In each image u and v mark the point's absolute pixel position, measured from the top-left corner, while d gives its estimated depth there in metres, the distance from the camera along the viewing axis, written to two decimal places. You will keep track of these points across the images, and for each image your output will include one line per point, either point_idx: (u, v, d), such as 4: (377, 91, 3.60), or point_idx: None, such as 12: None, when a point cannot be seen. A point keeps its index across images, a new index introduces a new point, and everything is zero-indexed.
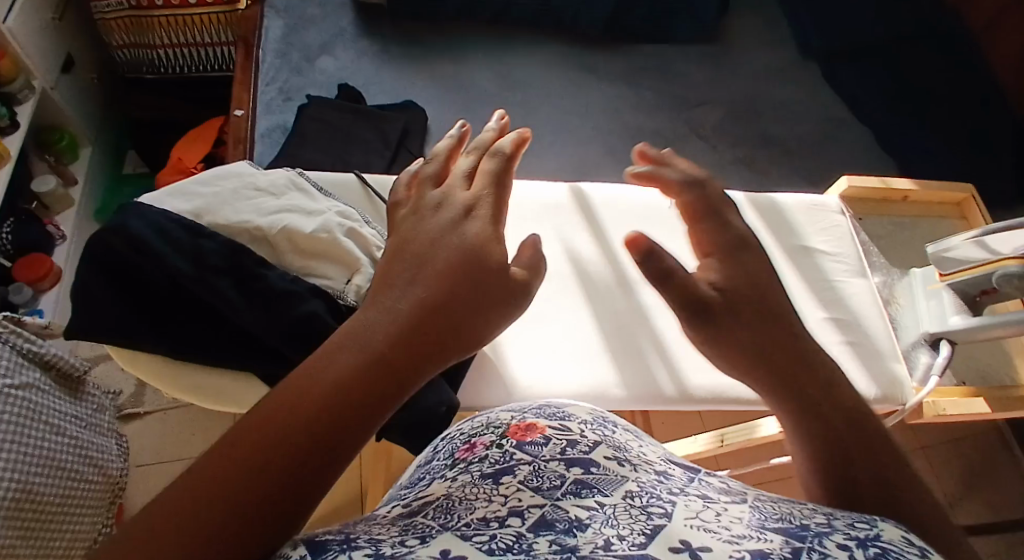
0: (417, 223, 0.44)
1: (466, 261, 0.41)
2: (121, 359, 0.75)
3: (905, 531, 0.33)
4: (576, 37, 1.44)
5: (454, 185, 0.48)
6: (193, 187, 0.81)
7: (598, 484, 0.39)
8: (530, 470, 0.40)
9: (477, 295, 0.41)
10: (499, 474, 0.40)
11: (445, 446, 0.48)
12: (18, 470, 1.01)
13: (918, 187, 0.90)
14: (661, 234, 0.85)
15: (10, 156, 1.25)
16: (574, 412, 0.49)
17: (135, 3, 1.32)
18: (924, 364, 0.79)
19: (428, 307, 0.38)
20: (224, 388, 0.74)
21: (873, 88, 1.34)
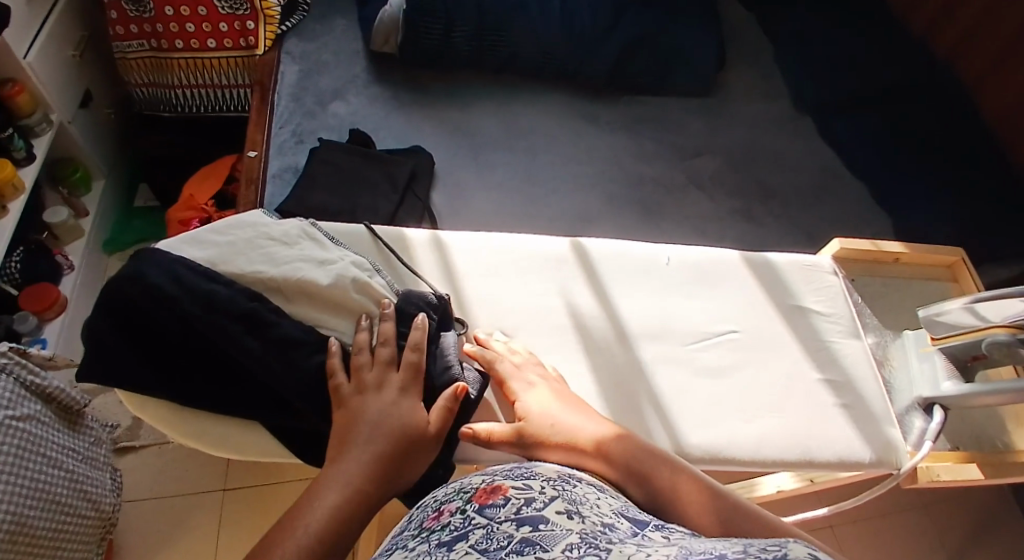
0: (364, 399, 0.71)
1: (404, 426, 0.69)
2: (131, 404, 0.77)
3: (809, 548, 0.41)
4: (580, 87, 1.48)
5: (390, 370, 0.74)
6: (206, 234, 0.82)
7: (541, 540, 0.48)
8: (482, 532, 0.50)
9: (408, 452, 0.68)
10: (455, 539, 0.50)
11: (418, 513, 0.58)
12: (13, 503, 1.01)
13: (909, 249, 0.92)
14: (659, 287, 0.86)
15: (24, 188, 1.28)
16: (537, 473, 0.60)
17: (156, 45, 1.37)
18: (918, 428, 0.80)
19: (382, 458, 0.66)
20: (230, 435, 0.77)
21: (870, 146, 1.37)
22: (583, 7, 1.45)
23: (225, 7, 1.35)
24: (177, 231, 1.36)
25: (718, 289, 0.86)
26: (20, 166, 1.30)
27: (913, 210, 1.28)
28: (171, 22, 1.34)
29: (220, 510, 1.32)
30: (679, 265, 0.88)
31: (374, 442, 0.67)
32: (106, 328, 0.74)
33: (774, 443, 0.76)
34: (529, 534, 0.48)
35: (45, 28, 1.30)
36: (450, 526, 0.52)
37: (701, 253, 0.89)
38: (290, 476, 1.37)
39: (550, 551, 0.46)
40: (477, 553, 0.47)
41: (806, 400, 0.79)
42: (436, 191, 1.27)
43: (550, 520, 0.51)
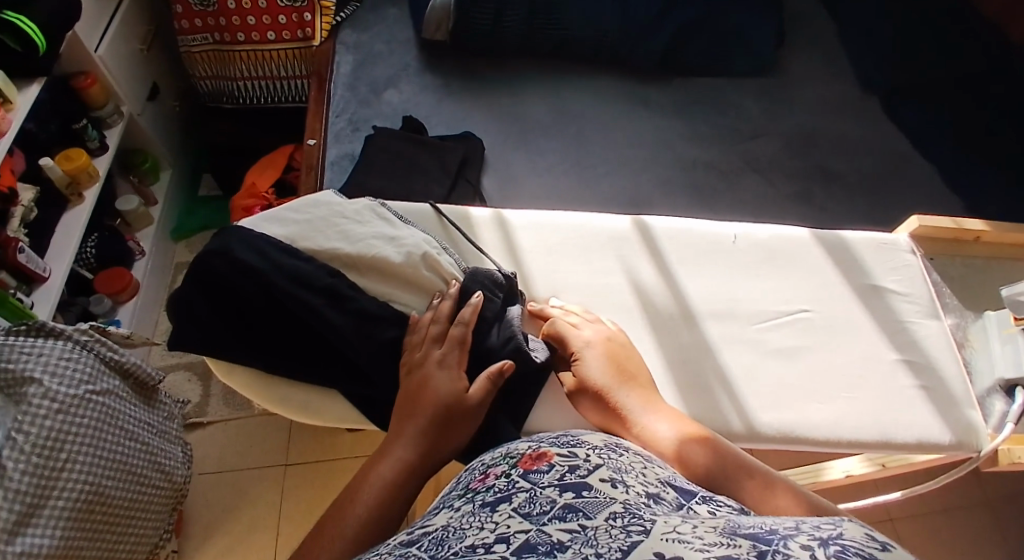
0: (413, 377, 0.73)
1: (444, 396, 0.70)
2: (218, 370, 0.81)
3: (865, 530, 0.40)
4: (632, 70, 1.47)
5: (436, 344, 0.75)
6: (284, 212, 0.85)
7: (584, 507, 0.48)
8: (526, 496, 0.50)
9: (447, 422, 0.69)
10: (499, 501, 0.50)
11: (462, 478, 0.59)
12: (91, 473, 1.06)
13: (991, 228, 0.85)
14: (725, 267, 0.84)
15: (97, 176, 1.34)
16: (584, 442, 0.61)
17: (219, 38, 1.41)
18: (999, 411, 0.77)
19: (423, 434, 0.68)
20: (307, 401, 0.79)
21: (934, 127, 1.32)
22: None
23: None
24: (242, 217, 1.39)
25: (786, 268, 0.84)
26: (94, 155, 1.35)
27: (980, 191, 1.24)
28: (233, 16, 1.38)
29: (282, 484, 1.36)
30: (746, 244, 0.86)
31: (414, 423, 0.69)
32: (194, 296, 0.79)
33: (846, 425, 0.73)
34: (572, 501, 0.49)
35: (114, 23, 1.36)
36: (495, 489, 0.53)
37: (768, 232, 0.86)
38: (347, 453, 1.40)
39: (593, 519, 0.46)
40: (520, 516, 0.47)
41: (884, 383, 0.76)
42: (486, 176, 1.29)
43: (594, 489, 0.50)
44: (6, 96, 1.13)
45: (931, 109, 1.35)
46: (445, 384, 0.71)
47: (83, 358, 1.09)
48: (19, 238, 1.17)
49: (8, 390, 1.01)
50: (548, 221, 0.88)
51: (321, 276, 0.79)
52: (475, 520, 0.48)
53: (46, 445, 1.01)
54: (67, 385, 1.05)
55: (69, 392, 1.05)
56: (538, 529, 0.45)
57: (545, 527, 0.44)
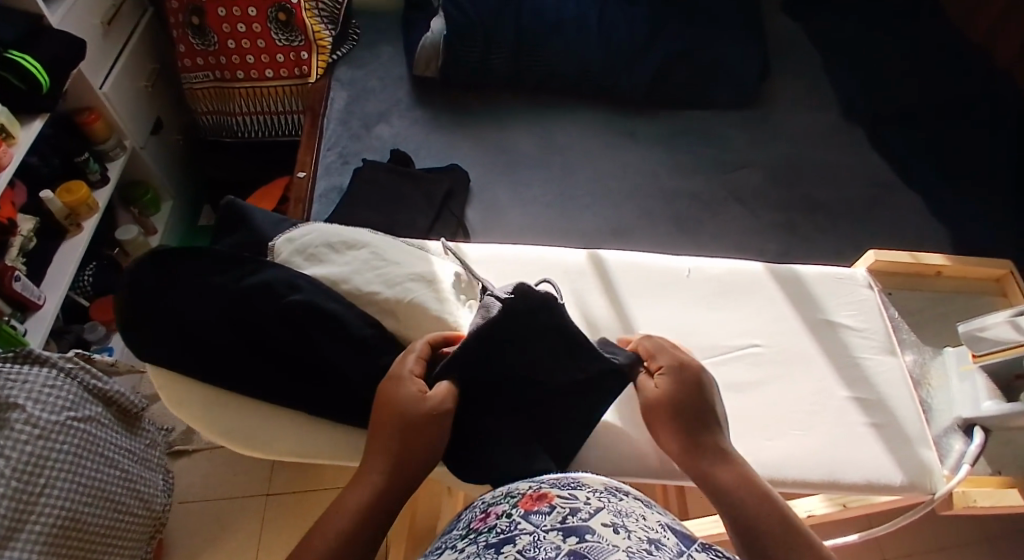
0: (390, 394, 0.71)
1: (415, 416, 0.69)
2: (170, 384, 0.81)
3: None
4: (618, 103, 1.49)
5: (406, 367, 0.74)
6: (325, 252, 0.85)
7: (588, 551, 0.49)
8: (530, 539, 0.51)
9: (416, 435, 0.69)
10: (502, 543, 0.51)
11: (466, 516, 0.60)
12: (70, 498, 1.08)
13: (951, 262, 0.86)
14: (678, 301, 0.84)
15: (97, 208, 1.39)
16: (586, 485, 0.61)
17: (219, 76, 1.47)
18: (957, 451, 0.75)
19: (398, 452, 0.67)
20: (259, 433, 0.81)
21: (920, 156, 1.31)
22: (621, 25, 1.46)
23: (281, 39, 1.43)
24: None
25: (741, 301, 0.83)
26: (95, 187, 1.41)
27: (969, 221, 1.21)
28: (233, 55, 1.44)
29: (264, 512, 1.38)
30: (700, 277, 0.85)
31: (381, 439, 0.68)
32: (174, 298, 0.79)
33: (795, 462, 0.72)
34: (576, 544, 0.49)
35: (118, 62, 1.43)
36: (498, 528, 0.54)
37: (725, 266, 0.86)
38: (330, 481, 1.42)
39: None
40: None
41: (834, 421, 0.75)
42: (472, 207, 1.31)
43: (596, 532, 0.51)
44: (8, 131, 1.19)
45: (918, 138, 1.34)
46: (409, 398, 0.70)
47: (66, 386, 1.12)
48: (16, 266, 1.22)
49: None
50: (505, 255, 0.90)
51: (349, 317, 0.79)
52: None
53: (24, 469, 1.04)
54: (49, 412, 1.08)
55: (50, 418, 1.08)
56: None
57: None
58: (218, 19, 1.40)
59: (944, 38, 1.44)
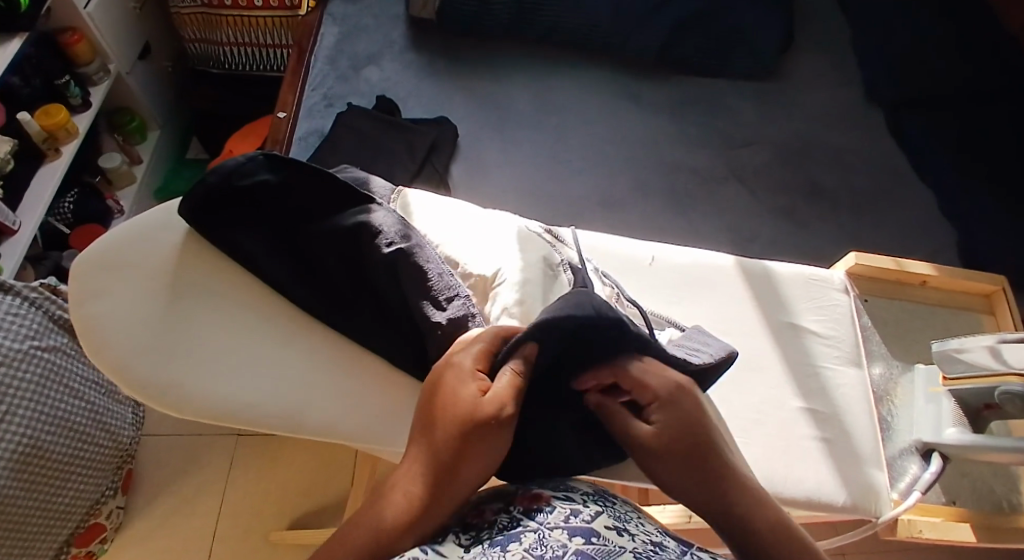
0: (446, 392, 0.54)
1: (465, 417, 0.53)
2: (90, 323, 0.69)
3: None
4: (625, 63, 1.41)
5: (464, 361, 0.57)
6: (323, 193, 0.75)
7: (596, 554, 0.43)
8: (535, 538, 0.44)
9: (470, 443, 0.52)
10: (505, 541, 0.44)
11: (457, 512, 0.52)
12: (30, 426, 1.09)
13: (939, 273, 0.80)
14: (634, 288, 0.78)
15: (78, 132, 1.36)
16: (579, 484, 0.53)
17: (207, 2, 1.38)
18: (911, 475, 0.71)
19: (449, 465, 0.50)
20: (188, 384, 0.67)
21: (938, 148, 1.23)
22: None
23: None
24: None
25: (701, 293, 0.77)
26: (76, 112, 1.37)
27: (980, 223, 1.14)
28: None
29: (234, 451, 1.41)
30: (661, 266, 0.79)
31: (420, 446, 0.53)
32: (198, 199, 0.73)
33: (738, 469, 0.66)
34: (583, 547, 0.43)
35: None
36: (498, 525, 0.47)
37: (690, 256, 0.80)
38: None
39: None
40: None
41: (784, 431, 0.69)
42: (456, 163, 1.25)
43: (601, 537, 0.44)
44: None
45: (938, 126, 1.25)
46: (459, 394, 0.54)
47: (31, 315, 1.12)
48: None
49: None
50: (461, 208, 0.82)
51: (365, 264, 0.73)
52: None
53: None
54: (11, 339, 1.08)
55: (14, 345, 1.08)
56: None
57: None
58: None
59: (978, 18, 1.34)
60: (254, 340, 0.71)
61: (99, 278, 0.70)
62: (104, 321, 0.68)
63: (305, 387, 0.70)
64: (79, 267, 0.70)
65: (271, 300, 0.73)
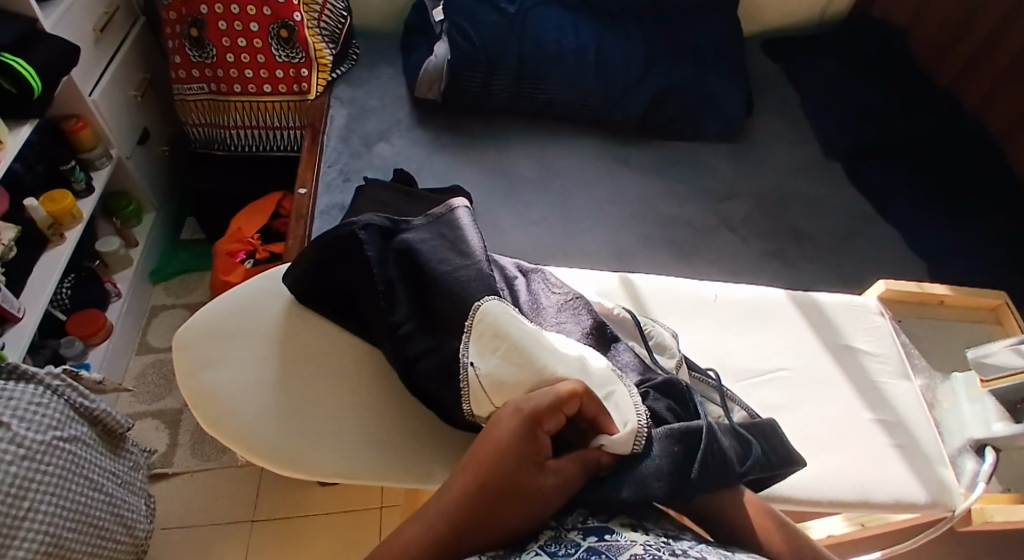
0: (513, 435, 0.62)
1: (528, 478, 0.60)
2: (185, 381, 0.80)
3: None
4: (611, 131, 1.50)
5: (542, 412, 0.64)
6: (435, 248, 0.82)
7: (607, 550, 0.57)
8: (551, 539, 0.59)
9: (520, 498, 0.59)
10: (525, 543, 0.59)
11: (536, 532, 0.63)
12: (53, 523, 1.01)
13: (953, 293, 0.97)
14: (710, 325, 0.90)
15: (83, 217, 1.35)
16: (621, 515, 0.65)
17: (215, 89, 1.44)
18: (971, 470, 0.83)
19: (495, 505, 0.59)
20: (261, 439, 0.76)
21: (901, 192, 1.38)
22: (617, 58, 1.47)
23: (281, 55, 1.41)
24: (224, 262, 1.40)
25: (764, 326, 0.91)
26: (80, 197, 1.36)
27: (949, 254, 1.28)
28: (231, 68, 1.41)
29: (247, 543, 1.28)
30: (723, 301, 0.93)
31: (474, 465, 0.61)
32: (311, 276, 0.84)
33: (832, 477, 0.78)
34: (595, 543, 0.57)
35: (109, 69, 1.39)
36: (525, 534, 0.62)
37: (748, 293, 0.94)
38: (316, 507, 1.34)
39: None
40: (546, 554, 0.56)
41: (860, 438, 0.82)
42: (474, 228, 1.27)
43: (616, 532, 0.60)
44: None
45: (894, 174, 1.41)
46: (524, 447, 0.62)
47: (55, 403, 1.07)
48: None
49: None
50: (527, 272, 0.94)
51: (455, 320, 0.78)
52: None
53: (13, 492, 0.97)
54: (35, 431, 1.02)
55: (37, 437, 1.02)
56: None
57: None
58: (218, 32, 1.38)
59: (910, 86, 1.54)
60: (332, 400, 0.80)
61: (197, 345, 0.82)
62: (198, 381, 0.79)
63: (382, 441, 0.78)
64: (182, 336, 0.83)
65: (351, 367, 0.83)
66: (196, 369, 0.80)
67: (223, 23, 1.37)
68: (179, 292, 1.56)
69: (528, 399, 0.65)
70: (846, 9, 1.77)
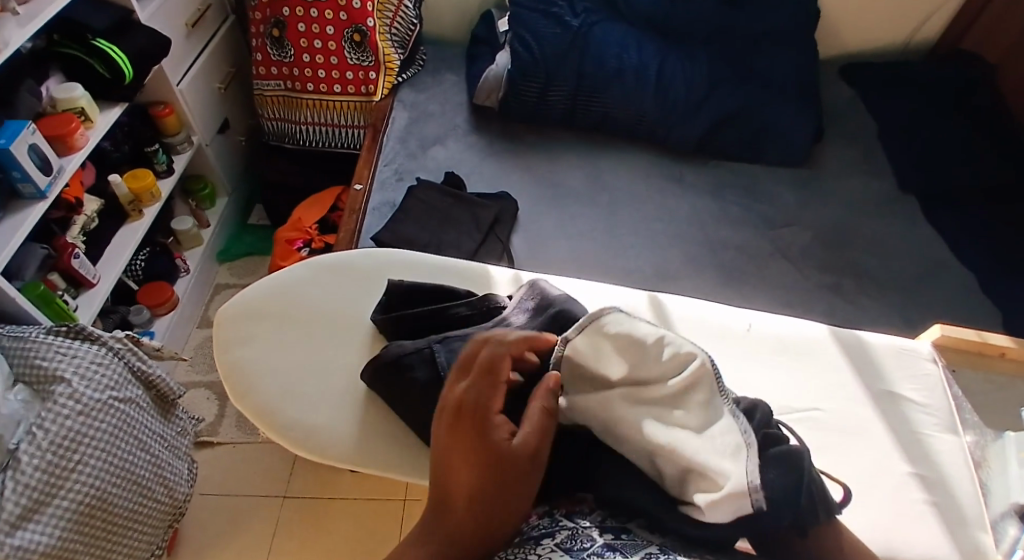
0: (469, 405, 0.64)
1: (496, 437, 0.62)
2: (218, 356, 0.89)
3: None
4: (668, 149, 1.48)
5: (489, 379, 0.66)
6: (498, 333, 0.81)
7: (621, 547, 0.60)
8: (568, 534, 0.61)
9: (505, 453, 0.61)
10: (542, 535, 0.60)
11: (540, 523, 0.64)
12: (100, 476, 1.05)
13: (1016, 345, 0.93)
14: (745, 352, 0.91)
15: (161, 197, 1.45)
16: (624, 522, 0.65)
17: (290, 86, 1.51)
18: (1011, 536, 0.79)
19: (488, 466, 0.60)
20: (274, 412, 0.83)
21: (976, 234, 1.29)
22: (678, 78, 1.46)
23: (353, 57, 1.47)
24: (282, 248, 1.47)
25: (803, 360, 0.91)
26: (160, 177, 1.46)
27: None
28: (306, 68, 1.48)
29: (276, 517, 1.33)
30: (760, 333, 0.93)
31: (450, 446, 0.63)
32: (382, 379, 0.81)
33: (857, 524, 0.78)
34: (611, 541, 0.60)
35: (198, 63, 1.49)
36: (538, 525, 0.63)
37: (789, 328, 0.94)
38: (345, 493, 1.37)
39: (631, 557, 0.58)
40: (562, 550, 0.57)
41: (891, 488, 0.81)
42: (518, 235, 1.28)
43: (631, 535, 0.63)
44: (88, 115, 1.23)
45: (970, 215, 1.32)
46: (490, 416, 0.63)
47: (113, 364, 1.11)
48: (76, 244, 1.26)
49: (37, 385, 1.03)
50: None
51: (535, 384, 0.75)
52: (526, 551, 0.57)
53: (61, 444, 1.01)
54: (93, 390, 1.07)
55: (94, 395, 1.06)
56: None
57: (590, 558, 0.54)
58: (296, 33, 1.45)
59: (995, 124, 1.45)
60: (345, 383, 0.85)
61: (236, 324, 0.91)
62: (232, 357, 0.88)
63: (387, 430, 0.82)
64: (224, 314, 0.92)
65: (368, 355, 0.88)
66: (231, 343, 0.89)
67: (302, 25, 1.45)
68: (242, 273, 1.65)
69: (477, 369, 0.67)
70: (933, 40, 1.68)
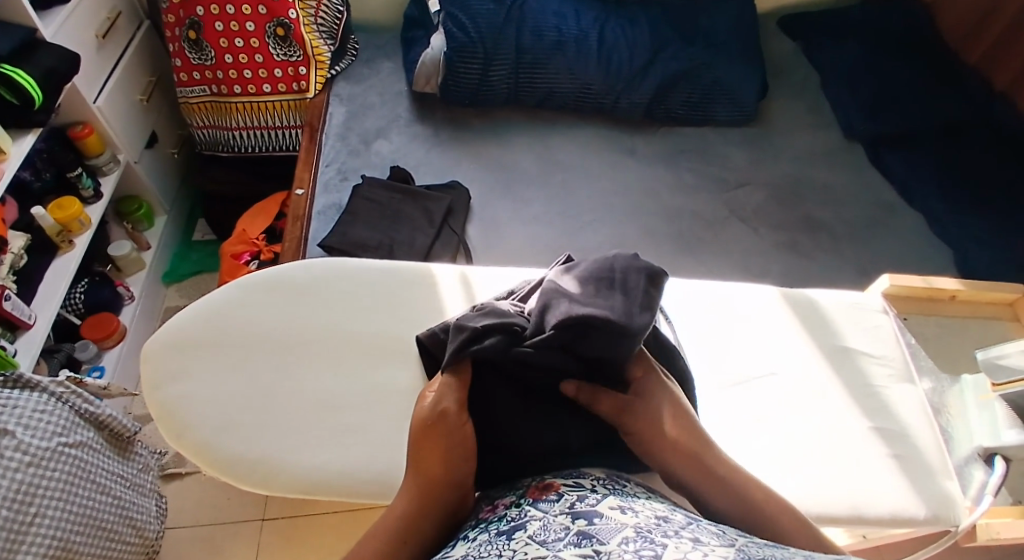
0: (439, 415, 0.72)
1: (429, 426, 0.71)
2: (152, 395, 0.84)
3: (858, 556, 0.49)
4: (616, 119, 1.45)
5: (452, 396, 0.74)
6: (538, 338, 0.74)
7: (596, 531, 0.55)
8: (540, 525, 0.57)
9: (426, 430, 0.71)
10: (513, 530, 0.58)
11: (478, 509, 0.67)
12: (60, 527, 0.99)
13: (965, 287, 0.97)
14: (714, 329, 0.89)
15: (91, 224, 1.38)
16: (598, 498, 0.61)
17: (217, 91, 1.44)
18: (978, 481, 0.84)
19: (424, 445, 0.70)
20: (219, 449, 0.81)
21: (925, 177, 1.30)
22: (619, 45, 1.43)
23: (279, 54, 1.40)
24: (229, 264, 1.41)
25: (765, 328, 0.90)
26: (88, 203, 1.39)
27: (975, 242, 1.20)
28: (231, 70, 1.41)
29: (257, 542, 1.30)
30: (716, 303, 0.92)
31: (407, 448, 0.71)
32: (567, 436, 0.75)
33: (826, 490, 0.78)
34: (586, 527, 0.55)
35: (113, 75, 1.40)
36: (508, 518, 0.61)
37: (745, 297, 0.93)
38: (326, 507, 1.34)
39: (606, 543, 0.53)
40: (537, 544, 0.54)
41: (857, 449, 0.82)
42: (472, 226, 1.24)
43: (604, 515, 0.58)
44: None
45: (918, 159, 1.33)
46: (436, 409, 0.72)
47: (59, 410, 1.03)
48: (5, 285, 1.18)
49: None
50: (473, 290, 0.94)
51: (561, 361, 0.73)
52: (495, 551, 0.55)
53: (15, 498, 0.94)
54: (40, 438, 0.99)
55: (41, 444, 0.99)
56: (556, 555, 0.52)
57: (560, 554, 0.51)
58: (215, 34, 1.37)
59: (933, 64, 1.46)
60: (295, 406, 0.83)
61: (163, 357, 0.87)
62: (165, 394, 0.84)
63: (342, 449, 0.81)
64: (151, 351, 0.87)
65: (312, 372, 0.86)
66: (168, 378, 0.85)
67: (220, 25, 1.37)
68: (192, 292, 1.59)
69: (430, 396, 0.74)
70: None
